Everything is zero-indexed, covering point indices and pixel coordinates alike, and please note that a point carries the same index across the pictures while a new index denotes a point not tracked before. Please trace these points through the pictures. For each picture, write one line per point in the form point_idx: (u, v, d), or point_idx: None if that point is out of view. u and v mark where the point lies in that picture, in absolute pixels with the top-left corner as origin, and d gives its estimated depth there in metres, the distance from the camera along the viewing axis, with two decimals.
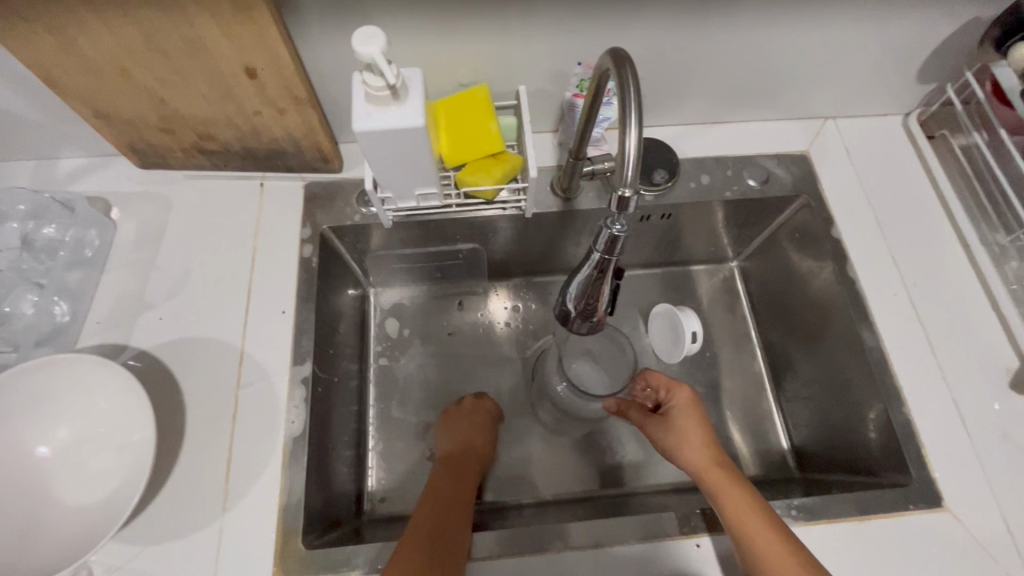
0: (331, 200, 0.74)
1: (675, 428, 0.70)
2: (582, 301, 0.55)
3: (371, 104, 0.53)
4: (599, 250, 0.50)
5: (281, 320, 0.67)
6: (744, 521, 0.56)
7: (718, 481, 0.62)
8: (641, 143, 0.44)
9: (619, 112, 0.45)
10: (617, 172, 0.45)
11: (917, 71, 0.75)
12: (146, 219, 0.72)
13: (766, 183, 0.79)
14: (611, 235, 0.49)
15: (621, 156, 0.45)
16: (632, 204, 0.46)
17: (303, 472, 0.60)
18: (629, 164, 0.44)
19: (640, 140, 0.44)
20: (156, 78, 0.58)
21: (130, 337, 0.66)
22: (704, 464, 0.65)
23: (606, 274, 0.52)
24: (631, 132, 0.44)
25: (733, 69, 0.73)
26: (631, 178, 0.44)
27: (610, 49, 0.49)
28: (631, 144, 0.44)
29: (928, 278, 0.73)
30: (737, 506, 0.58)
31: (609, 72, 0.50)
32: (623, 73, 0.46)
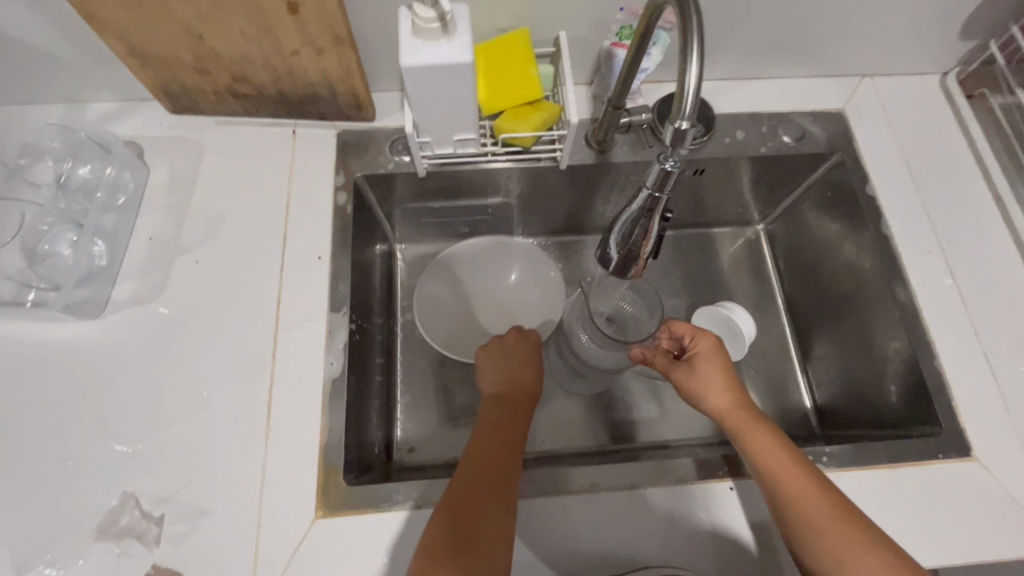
0: (364, 149, 0.74)
1: (699, 376, 0.66)
2: (627, 243, 0.55)
3: (419, 38, 0.52)
4: (650, 187, 0.49)
5: (316, 265, 0.67)
6: (784, 478, 0.55)
7: (752, 432, 0.60)
8: (702, 78, 0.44)
9: (679, 47, 0.45)
10: (675, 111, 0.46)
11: (961, 26, 0.74)
12: (179, 163, 0.72)
13: (802, 140, 0.78)
14: (663, 172, 0.48)
15: (680, 93, 0.45)
16: (687, 143, 0.46)
17: (342, 412, 0.61)
18: (688, 101, 0.44)
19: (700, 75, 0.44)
20: (196, 12, 0.57)
21: (167, 279, 0.66)
22: (733, 412, 0.63)
23: (654, 213, 0.52)
24: (691, 66, 0.44)
25: (775, 19, 0.72)
26: (688, 114, 0.45)
27: None
28: (689, 80, 0.44)
29: (962, 236, 0.73)
30: (774, 462, 0.57)
31: (666, 6, 0.49)
32: (684, 3, 0.45)
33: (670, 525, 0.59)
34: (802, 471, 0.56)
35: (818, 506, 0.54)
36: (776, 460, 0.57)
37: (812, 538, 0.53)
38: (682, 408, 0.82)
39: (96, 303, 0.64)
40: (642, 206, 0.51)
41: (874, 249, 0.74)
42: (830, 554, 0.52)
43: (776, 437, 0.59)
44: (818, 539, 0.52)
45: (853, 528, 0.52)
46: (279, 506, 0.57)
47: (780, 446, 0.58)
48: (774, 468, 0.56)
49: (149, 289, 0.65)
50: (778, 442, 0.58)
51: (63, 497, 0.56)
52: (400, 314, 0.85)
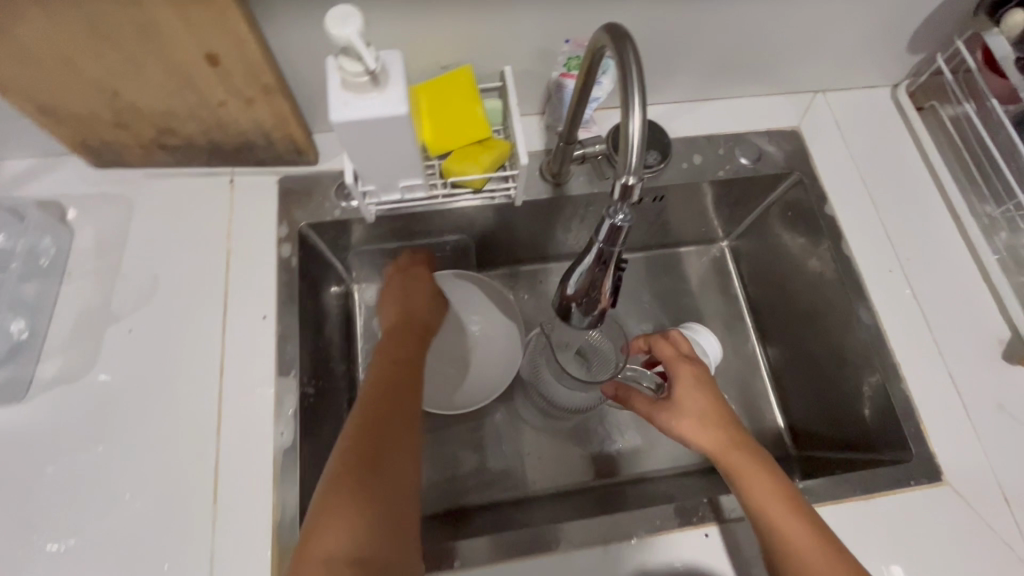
0: (308, 195, 0.70)
1: (687, 413, 0.61)
2: (582, 295, 0.52)
3: (349, 92, 0.48)
4: (601, 241, 0.47)
5: (261, 326, 0.63)
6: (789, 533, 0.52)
7: (749, 479, 0.56)
8: (645, 123, 0.42)
9: (619, 92, 0.43)
10: (620, 159, 0.43)
11: (909, 41, 0.74)
12: (106, 222, 0.67)
13: (759, 161, 0.77)
14: (613, 226, 0.46)
15: (624, 139, 0.43)
16: (634, 192, 0.44)
17: (296, 485, 0.57)
18: (633, 147, 0.42)
19: (644, 125, 0.42)
20: (106, 68, 0.53)
21: (98, 353, 0.61)
22: (726, 454, 0.58)
23: (608, 265, 0.50)
24: (635, 116, 0.42)
25: (725, 43, 0.70)
26: (634, 165, 0.43)
27: (608, 24, 0.46)
28: (633, 125, 0.43)
29: (920, 252, 0.73)
30: (777, 514, 0.54)
31: (607, 49, 0.47)
32: (623, 51, 0.43)
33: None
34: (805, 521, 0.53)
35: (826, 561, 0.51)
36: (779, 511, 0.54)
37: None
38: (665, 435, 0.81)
39: (18, 385, 0.59)
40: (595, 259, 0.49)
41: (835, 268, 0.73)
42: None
43: (775, 484, 0.56)
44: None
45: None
46: None
47: (781, 495, 0.55)
48: (779, 521, 0.53)
49: (78, 365, 0.60)
50: (777, 490, 0.55)
51: None
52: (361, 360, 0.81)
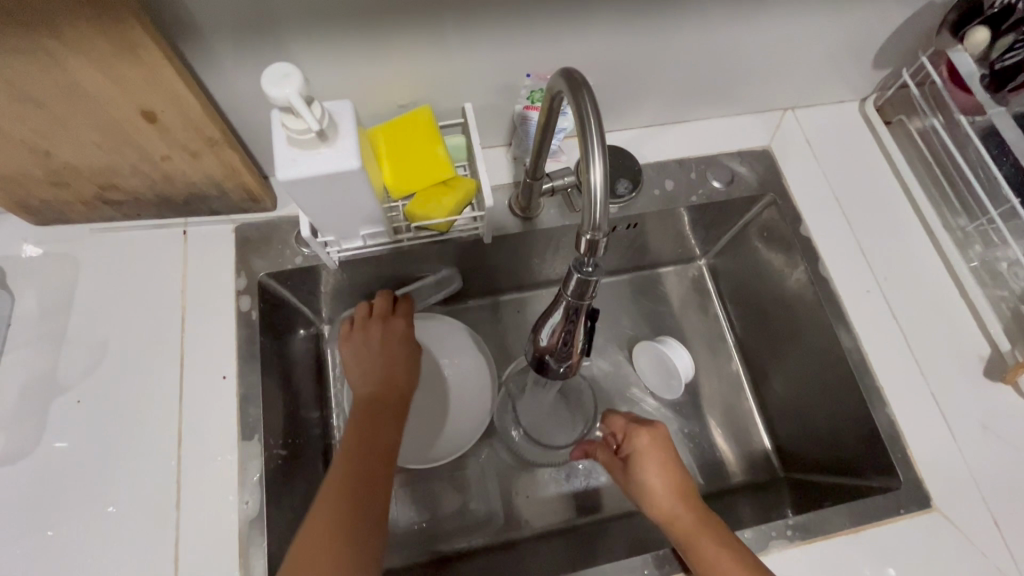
0: (267, 243, 0.67)
1: (640, 479, 0.60)
2: (556, 345, 0.51)
3: (296, 147, 0.46)
4: (569, 296, 0.45)
5: (221, 387, 0.60)
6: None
7: (704, 547, 0.53)
8: (607, 176, 0.40)
9: (580, 146, 0.40)
10: (584, 214, 0.41)
11: (874, 57, 0.73)
12: (50, 285, 0.63)
13: (732, 184, 0.76)
14: (580, 280, 0.44)
15: (587, 193, 0.41)
16: (600, 247, 0.43)
17: (264, 559, 0.54)
18: (596, 201, 0.40)
19: (606, 177, 0.40)
20: (33, 130, 0.49)
21: (43, 428, 0.57)
22: (681, 523, 0.56)
23: (579, 317, 0.48)
24: (596, 168, 0.40)
25: (690, 67, 0.69)
26: (599, 221, 0.41)
27: (563, 70, 0.45)
28: (595, 179, 0.41)
29: (897, 269, 0.72)
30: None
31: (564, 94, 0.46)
32: (580, 99, 0.42)
33: None
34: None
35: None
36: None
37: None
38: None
39: None
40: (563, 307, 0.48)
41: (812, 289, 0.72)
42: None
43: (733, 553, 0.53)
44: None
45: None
46: None
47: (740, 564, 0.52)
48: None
49: (21, 443, 0.56)
50: (735, 559, 0.52)
51: None
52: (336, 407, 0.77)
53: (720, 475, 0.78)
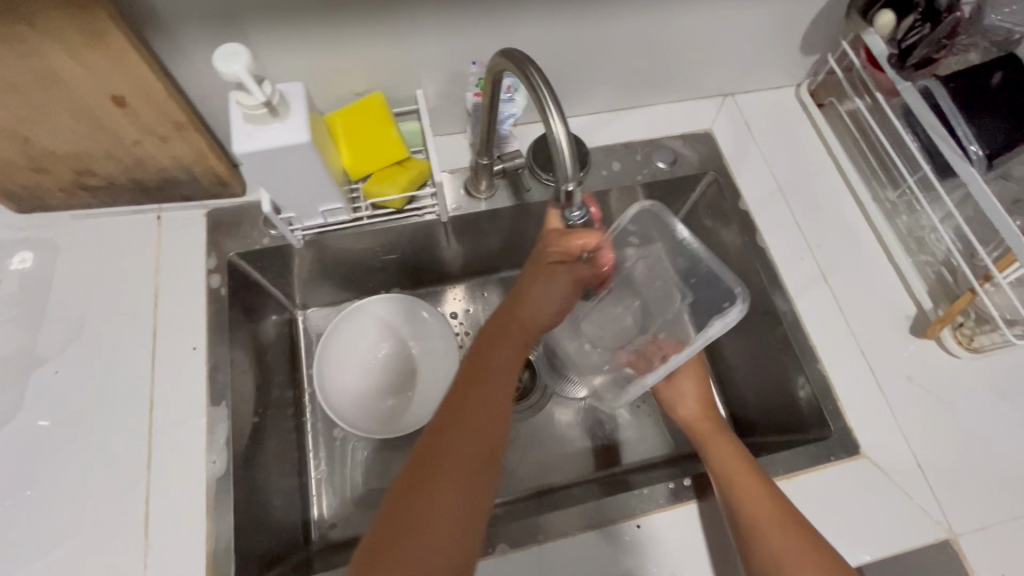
0: (237, 225, 0.71)
1: (675, 386, 0.67)
2: None
3: (250, 123, 0.51)
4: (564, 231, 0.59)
5: (192, 357, 0.64)
6: (741, 490, 0.56)
7: (715, 442, 0.61)
8: (569, 137, 0.49)
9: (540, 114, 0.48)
10: (560, 172, 0.51)
11: (801, 44, 0.79)
12: (31, 266, 0.67)
13: (675, 164, 0.81)
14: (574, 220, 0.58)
15: (556, 153, 0.50)
16: (574, 198, 0.53)
17: (230, 512, 0.58)
18: (566, 159, 0.50)
19: (568, 134, 0.49)
20: (13, 116, 0.54)
21: (23, 397, 0.61)
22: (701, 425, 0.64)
23: None
24: (559, 128, 0.49)
25: (628, 55, 0.74)
26: (570, 172, 0.50)
27: (503, 52, 0.52)
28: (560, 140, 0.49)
29: (830, 239, 0.77)
30: (736, 474, 0.57)
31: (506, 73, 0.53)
32: (528, 73, 0.49)
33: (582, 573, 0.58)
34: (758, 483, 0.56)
35: (771, 518, 0.53)
36: (735, 470, 0.58)
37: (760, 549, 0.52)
38: (619, 431, 0.82)
39: None
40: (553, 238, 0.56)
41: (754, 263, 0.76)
42: (777, 563, 0.51)
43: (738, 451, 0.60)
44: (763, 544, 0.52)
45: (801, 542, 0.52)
46: None
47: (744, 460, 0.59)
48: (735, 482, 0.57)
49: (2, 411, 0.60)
50: (739, 456, 0.59)
51: None
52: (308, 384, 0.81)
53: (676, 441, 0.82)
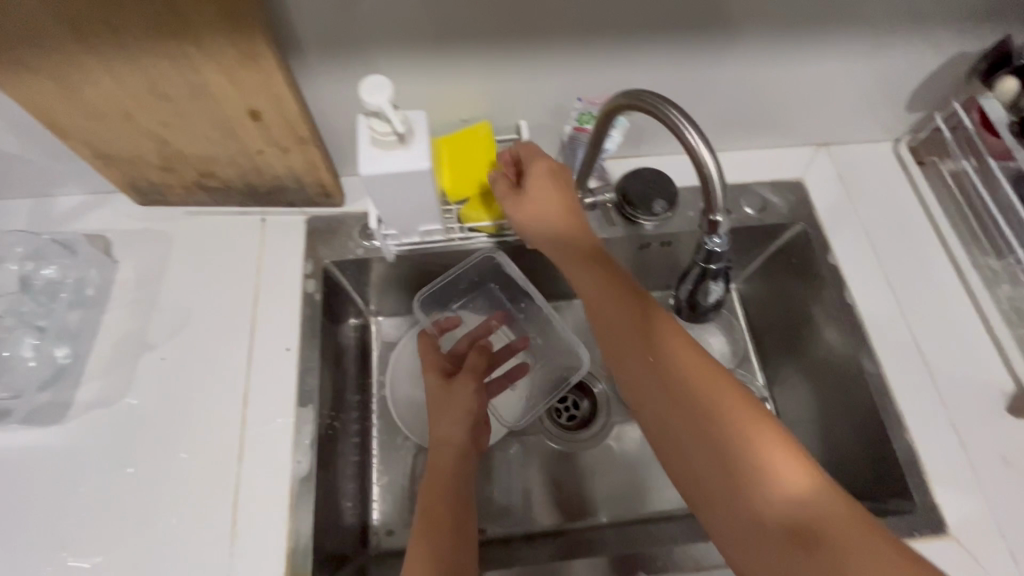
0: (333, 234, 0.74)
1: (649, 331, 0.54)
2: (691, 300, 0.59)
3: (376, 147, 0.54)
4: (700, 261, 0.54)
5: (285, 358, 0.67)
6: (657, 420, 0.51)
7: (681, 355, 0.51)
8: (721, 166, 0.47)
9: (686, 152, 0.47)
10: (707, 198, 0.48)
11: (907, 101, 0.77)
12: (146, 256, 0.72)
13: (764, 211, 0.80)
14: (709, 249, 0.52)
15: (704, 182, 0.48)
16: (722, 226, 0.50)
17: (310, 513, 0.60)
18: (716, 188, 0.47)
19: (717, 164, 0.47)
20: (159, 121, 0.59)
21: (132, 379, 0.65)
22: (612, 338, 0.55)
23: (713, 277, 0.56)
24: (709, 161, 0.47)
25: (729, 99, 0.74)
26: (720, 204, 0.48)
27: (623, 91, 0.51)
28: (710, 169, 0.47)
29: (923, 303, 0.75)
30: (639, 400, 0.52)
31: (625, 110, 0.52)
32: (665, 110, 0.48)
33: None
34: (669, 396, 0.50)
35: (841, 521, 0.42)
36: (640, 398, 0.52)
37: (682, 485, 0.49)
38: None
39: (58, 408, 0.63)
40: (699, 276, 0.56)
41: (837, 323, 0.75)
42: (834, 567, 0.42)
43: (658, 381, 0.51)
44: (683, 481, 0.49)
45: (817, 501, 0.43)
46: None
47: (732, 388, 0.49)
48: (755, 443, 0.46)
49: (112, 390, 0.64)
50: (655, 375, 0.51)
51: None
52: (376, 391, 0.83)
53: None
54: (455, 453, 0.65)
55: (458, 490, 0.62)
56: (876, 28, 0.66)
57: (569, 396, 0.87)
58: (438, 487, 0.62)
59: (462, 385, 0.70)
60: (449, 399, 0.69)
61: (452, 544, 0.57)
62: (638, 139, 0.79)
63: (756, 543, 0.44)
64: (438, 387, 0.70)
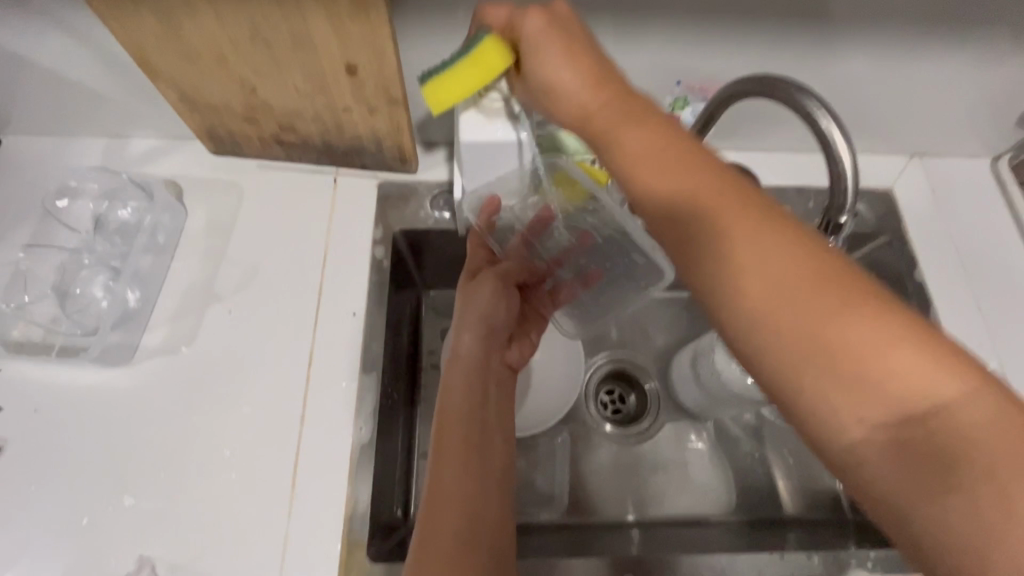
0: (405, 202, 0.73)
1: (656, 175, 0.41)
2: None
3: (476, 113, 0.52)
4: None
5: (350, 322, 0.66)
6: (774, 303, 0.36)
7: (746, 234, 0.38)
8: (856, 163, 0.44)
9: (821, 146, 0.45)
10: (834, 198, 0.46)
11: (1019, 117, 0.73)
12: (217, 206, 0.71)
13: (849, 219, 0.76)
14: None
15: (835, 180, 0.45)
16: (847, 229, 0.47)
17: (369, 482, 0.59)
18: (847, 188, 0.45)
19: (853, 163, 0.44)
20: (252, 68, 0.57)
21: (198, 329, 0.64)
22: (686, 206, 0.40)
23: None
24: (845, 159, 0.44)
25: (830, 98, 0.71)
26: (850, 205, 0.45)
27: (753, 73, 0.48)
28: (844, 166, 0.45)
29: (1012, 331, 0.71)
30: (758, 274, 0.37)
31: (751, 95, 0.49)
32: (803, 97, 0.45)
33: None
34: (825, 278, 0.35)
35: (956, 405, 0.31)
36: (771, 274, 0.36)
37: (789, 386, 0.35)
38: (725, 480, 0.79)
39: (126, 350, 0.63)
40: None
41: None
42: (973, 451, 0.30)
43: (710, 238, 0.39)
44: (799, 380, 0.35)
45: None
46: None
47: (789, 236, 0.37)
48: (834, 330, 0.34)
49: (179, 337, 0.64)
50: (786, 251, 0.37)
51: (83, 556, 0.55)
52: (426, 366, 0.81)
53: (785, 504, 0.77)
54: (466, 365, 0.64)
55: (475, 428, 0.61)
56: (1008, 34, 0.61)
57: (617, 390, 0.85)
58: (450, 417, 0.60)
59: (483, 286, 0.66)
60: (470, 296, 0.67)
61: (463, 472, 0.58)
62: (726, 132, 0.75)
63: (905, 476, 0.31)
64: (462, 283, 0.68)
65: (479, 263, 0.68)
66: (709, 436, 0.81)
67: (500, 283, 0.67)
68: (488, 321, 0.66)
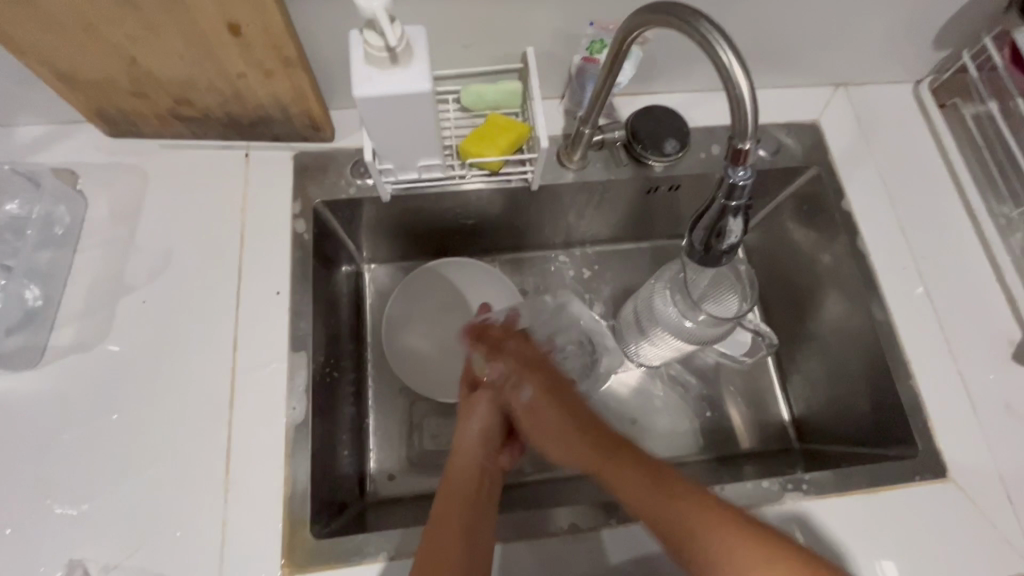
0: (323, 171, 0.69)
1: (469, 413, 0.66)
2: (706, 239, 0.52)
3: (371, 66, 0.49)
4: (719, 199, 0.49)
5: (275, 302, 0.63)
6: (636, 502, 0.53)
7: (615, 474, 0.55)
8: (753, 88, 0.44)
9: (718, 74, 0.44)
10: (736, 123, 0.46)
11: (934, 38, 0.73)
12: (120, 193, 0.66)
13: (778, 154, 0.76)
14: (730, 185, 0.48)
15: (735, 104, 0.45)
16: (750, 157, 0.47)
17: (308, 460, 0.58)
18: (747, 111, 0.45)
19: (752, 87, 0.44)
20: (126, 35, 0.53)
21: (111, 323, 0.61)
22: (593, 457, 0.58)
23: (733, 215, 0.50)
24: (742, 83, 0.44)
25: (750, 31, 0.69)
26: (751, 130, 0.45)
27: (648, 5, 0.48)
28: (742, 92, 0.45)
29: (935, 251, 0.73)
30: (644, 508, 0.52)
31: (648, 29, 0.49)
32: (697, 26, 0.45)
33: (655, 557, 0.58)
34: (708, 511, 0.49)
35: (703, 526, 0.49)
36: (649, 500, 0.52)
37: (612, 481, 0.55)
38: (677, 425, 0.79)
39: (34, 351, 0.59)
40: (716, 213, 0.50)
41: (837, 290, 0.74)
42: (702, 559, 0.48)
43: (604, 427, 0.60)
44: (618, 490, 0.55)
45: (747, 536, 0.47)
46: (242, 564, 0.54)
47: (617, 460, 0.56)
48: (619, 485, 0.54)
49: (90, 334, 0.61)
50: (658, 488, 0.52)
51: (5, 568, 0.52)
52: (371, 343, 0.79)
53: (737, 439, 0.79)
54: (463, 465, 0.62)
55: (474, 481, 0.60)
56: None
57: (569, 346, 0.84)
58: (447, 493, 0.58)
59: (476, 405, 0.66)
60: (463, 415, 0.66)
61: (466, 546, 0.52)
62: (650, 73, 0.74)
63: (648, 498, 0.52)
64: (462, 398, 0.68)
65: (478, 377, 0.69)
66: (664, 383, 0.82)
67: (494, 399, 0.66)
68: (487, 434, 0.65)
